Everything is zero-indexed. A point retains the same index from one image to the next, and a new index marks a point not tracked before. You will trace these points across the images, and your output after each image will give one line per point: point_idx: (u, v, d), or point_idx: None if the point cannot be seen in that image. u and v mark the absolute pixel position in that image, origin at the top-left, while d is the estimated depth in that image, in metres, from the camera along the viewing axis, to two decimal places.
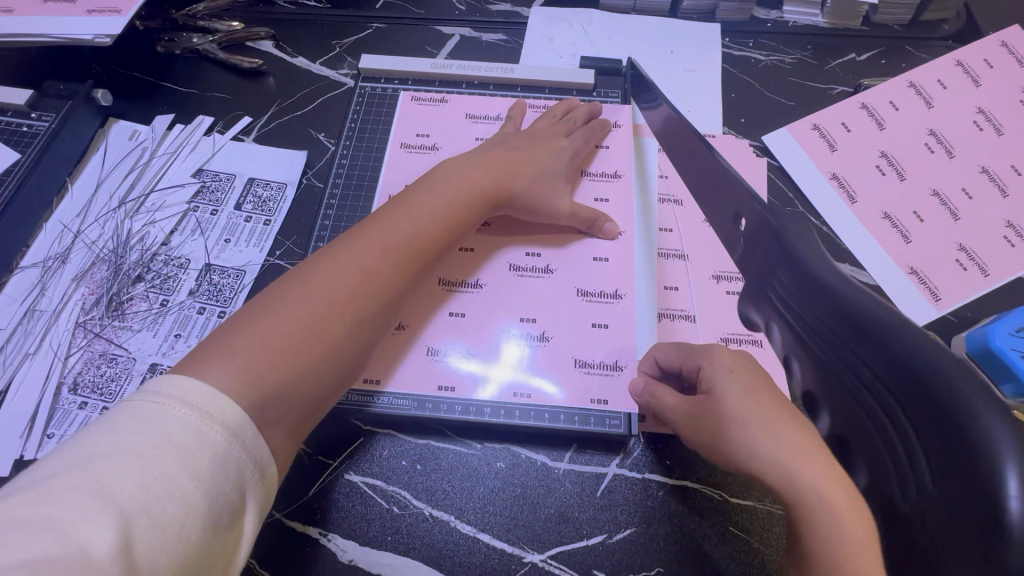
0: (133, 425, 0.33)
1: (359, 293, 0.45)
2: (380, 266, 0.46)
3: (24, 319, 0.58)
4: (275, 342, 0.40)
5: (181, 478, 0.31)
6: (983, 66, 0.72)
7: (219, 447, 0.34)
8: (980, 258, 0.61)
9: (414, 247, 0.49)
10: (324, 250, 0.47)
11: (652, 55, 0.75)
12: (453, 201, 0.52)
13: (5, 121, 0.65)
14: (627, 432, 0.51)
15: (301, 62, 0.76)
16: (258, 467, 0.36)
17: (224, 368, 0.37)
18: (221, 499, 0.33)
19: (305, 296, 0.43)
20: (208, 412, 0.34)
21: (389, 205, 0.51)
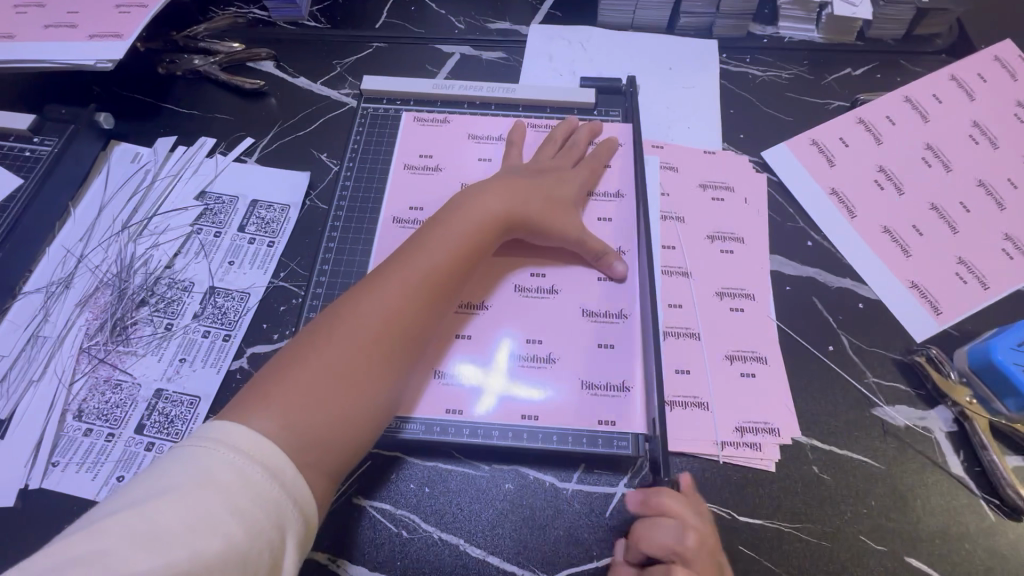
0: (183, 467, 0.37)
1: (384, 337, 0.46)
2: (401, 307, 0.48)
3: (28, 345, 0.58)
4: (309, 391, 0.43)
5: (223, 515, 0.35)
6: (977, 80, 0.73)
7: (259, 488, 0.37)
8: (979, 272, 0.61)
9: (432, 285, 0.50)
10: (350, 293, 0.49)
11: (650, 72, 0.76)
12: (464, 233, 0.53)
13: (7, 146, 0.65)
14: (636, 451, 0.52)
15: (303, 82, 0.76)
16: (295, 503, 0.38)
17: (266, 419, 0.41)
18: (261, 534, 0.35)
19: (334, 345, 0.45)
20: (250, 453, 0.38)
21: (406, 243, 0.53)
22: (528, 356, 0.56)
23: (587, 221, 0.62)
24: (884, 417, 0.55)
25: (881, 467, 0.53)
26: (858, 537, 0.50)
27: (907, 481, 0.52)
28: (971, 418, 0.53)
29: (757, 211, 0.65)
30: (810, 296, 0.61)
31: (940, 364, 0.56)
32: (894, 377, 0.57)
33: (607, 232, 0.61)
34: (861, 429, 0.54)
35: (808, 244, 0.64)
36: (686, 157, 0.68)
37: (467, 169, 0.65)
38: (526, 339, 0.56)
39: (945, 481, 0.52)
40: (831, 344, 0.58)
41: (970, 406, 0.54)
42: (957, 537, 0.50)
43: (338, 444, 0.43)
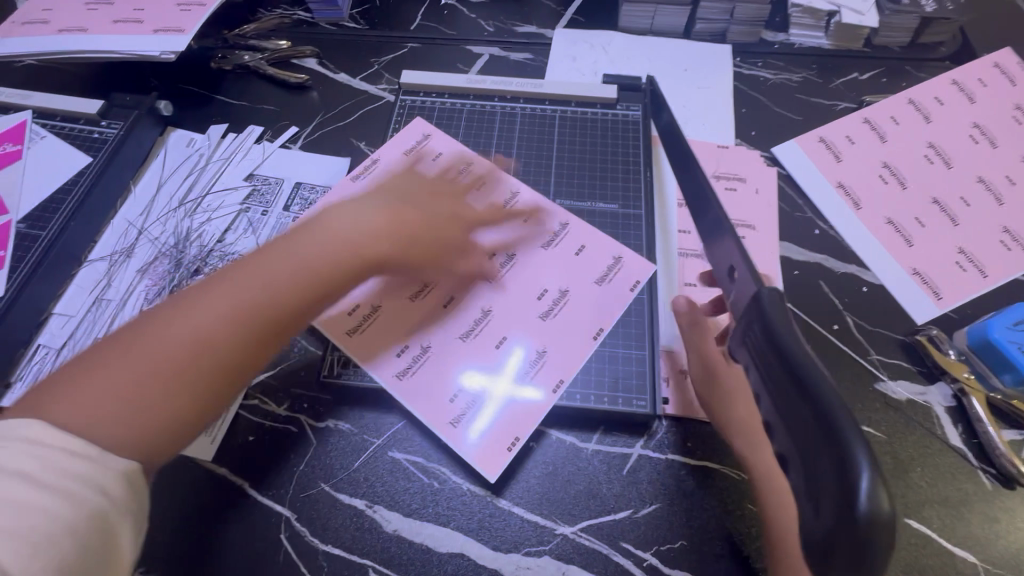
0: (29, 456, 0.37)
1: (202, 349, 0.44)
2: (222, 326, 0.45)
3: (93, 307, 0.63)
4: (89, 390, 0.41)
5: (41, 493, 0.35)
6: (978, 85, 0.77)
7: (72, 471, 0.37)
8: (978, 261, 0.65)
9: (286, 297, 0.48)
10: (181, 297, 0.47)
11: (668, 73, 0.81)
12: (344, 251, 0.51)
13: (77, 128, 0.71)
14: (652, 410, 0.56)
15: (343, 77, 0.82)
16: (116, 471, 0.39)
17: (66, 412, 0.40)
18: (90, 502, 0.37)
19: (143, 344, 0.43)
20: (39, 439, 0.38)
21: (280, 243, 0.51)
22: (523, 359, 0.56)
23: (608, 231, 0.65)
24: (886, 391, 0.58)
25: (883, 437, 0.56)
26: None
27: (908, 451, 0.55)
28: (969, 394, 0.57)
29: (768, 201, 0.70)
30: (817, 280, 0.65)
31: (939, 344, 0.59)
32: (897, 355, 0.60)
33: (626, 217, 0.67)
34: (864, 400, 0.58)
35: (816, 232, 0.68)
36: (701, 151, 0.73)
37: (505, 179, 0.66)
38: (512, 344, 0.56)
39: (943, 451, 0.55)
40: (836, 324, 0.62)
41: (968, 382, 0.57)
42: (955, 503, 0.53)
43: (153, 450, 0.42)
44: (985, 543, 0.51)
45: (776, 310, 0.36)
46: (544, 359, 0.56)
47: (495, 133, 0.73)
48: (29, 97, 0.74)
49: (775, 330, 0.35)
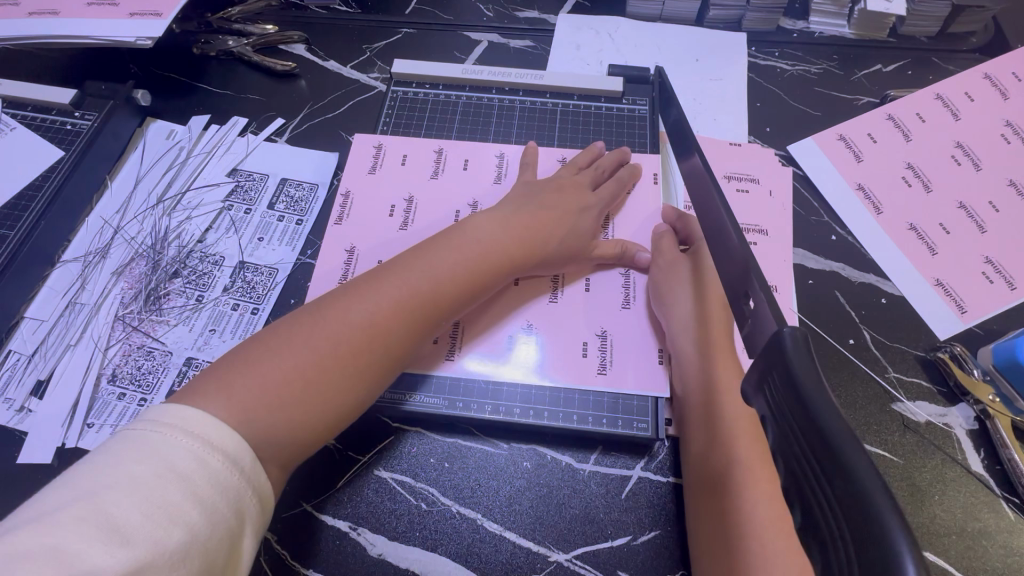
0: (147, 458, 0.36)
1: (368, 346, 0.46)
2: (387, 323, 0.47)
3: (66, 311, 0.60)
4: (265, 381, 0.42)
5: (190, 508, 0.35)
6: (1011, 79, 0.72)
7: (219, 474, 0.37)
8: (1006, 272, 0.61)
9: (440, 298, 0.50)
10: (342, 293, 0.49)
11: (678, 64, 0.76)
12: (500, 250, 0.54)
13: (49, 119, 0.67)
14: (654, 434, 0.53)
15: (333, 65, 0.77)
16: (255, 490, 0.39)
17: (223, 406, 0.40)
18: (223, 524, 0.36)
19: (316, 341, 0.45)
20: (210, 441, 0.38)
21: (421, 247, 0.53)
22: (593, 349, 0.56)
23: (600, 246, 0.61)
24: (904, 412, 0.55)
25: (899, 462, 0.53)
26: None
27: (925, 477, 0.52)
28: (992, 417, 0.53)
29: (782, 204, 0.65)
30: (833, 290, 0.61)
31: (963, 362, 0.56)
32: (917, 373, 0.57)
33: (629, 222, 0.62)
34: (880, 422, 0.54)
35: (833, 238, 0.64)
36: (713, 149, 0.68)
37: (483, 164, 0.65)
38: (583, 333, 0.56)
39: (963, 477, 0.52)
40: (851, 338, 0.58)
41: (993, 405, 0.53)
42: (975, 534, 0.50)
43: (296, 445, 0.43)
44: None
45: (802, 354, 0.31)
46: (610, 365, 0.55)
47: (492, 128, 0.68)
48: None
49: (796, 375, 0.30)
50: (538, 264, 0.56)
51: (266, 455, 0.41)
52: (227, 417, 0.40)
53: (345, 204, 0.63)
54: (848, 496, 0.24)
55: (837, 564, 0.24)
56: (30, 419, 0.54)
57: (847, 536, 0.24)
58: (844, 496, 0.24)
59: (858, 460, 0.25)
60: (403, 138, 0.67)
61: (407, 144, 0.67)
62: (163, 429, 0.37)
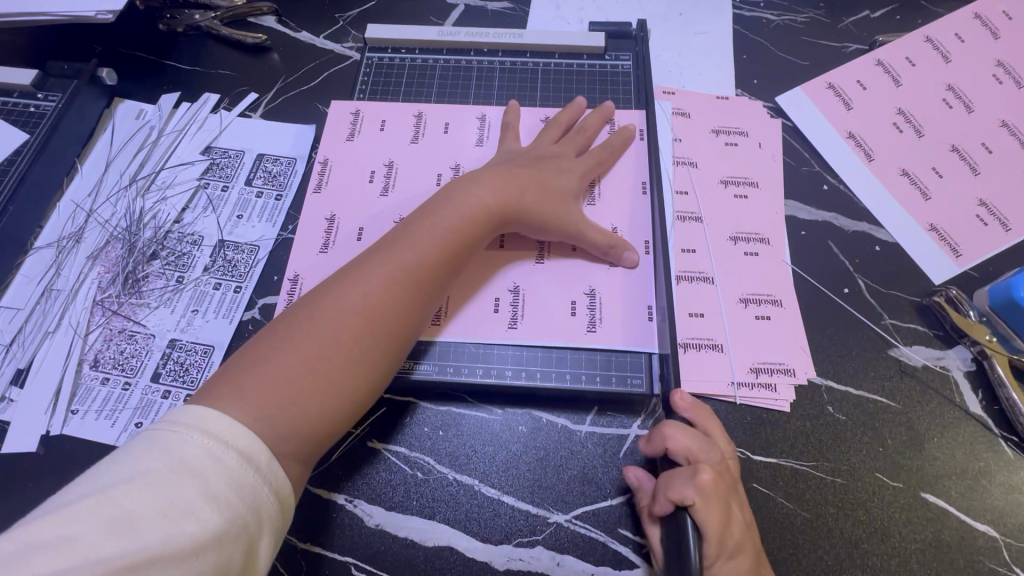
0: (163, 456, 0.36)
1: (369, 328, 0.45)
2: (384, 302, 0.46)
3: (42, 298, 0.58)
4: (275, 379, 0.41)
5: (202, 505, 0.35)
6: (1001, 18, 0.70)
7: (235, 473, 0.37)
8: (1000, 213, 0.60)
9: (434, 269, 0.49)
10: (333, 281, 0.47)
11: (660, 19, 0.74)
12: (479, 213, 0.52)
13: (11, 102, 0.65)
14: (649, 390, 0.52)
15: (305, 36, 0.75)
16: (272, 489, 0.38)
17: (238, 408, 0.39)
18: (237, 521, 0.36)
19: (318, 333, 0.44)
20: (223, 439, 0.37)
21: (404, 224, 0.51)
22: (580, 308, 0.55)
23: (586, 209, 0.59)
24: (901, 357, 0.54)
25: (897, 407, 0.52)
26: (874, 475, 0.50)
27: (923, 420, 0.52)
28: (989, 356, 0.53)
29: (773, 155, 0.64)
30: (825, 240, 0.60)
31: (959, 304, 0.55)
32: (913, 319, 0.56)
33: (616, 180, 0.60)
34: (878, 368, 0.54)
35: (824, 188, 0.63)
36: (700, 104, 0.67)
37: (464, 127, 0.63)
38: (571, 293, 0.55)
39: (962, 419, 0.52)
40: (846, 287, 0.58)
41: (989, 345, 0.53)
42: (975, 474, 0.49)
43: (315, 437, 0.42)
44: (1006, 514, 0.48)
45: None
46: (600, 322, 0.54)
47: (472, 91, 0.66)
48: None
49: None
50: (522, 225, 0.55)
51: (284, 450, 0.40)
52: (243, 418, 0.39)
53: (324, 171, 0.61)
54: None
55: None
56: (12, 409, 0.53)
57: None
58: None
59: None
60: (381, 103, 0.65)
61: (385, 109, 0.64)
62: (180, 429, 0.37)
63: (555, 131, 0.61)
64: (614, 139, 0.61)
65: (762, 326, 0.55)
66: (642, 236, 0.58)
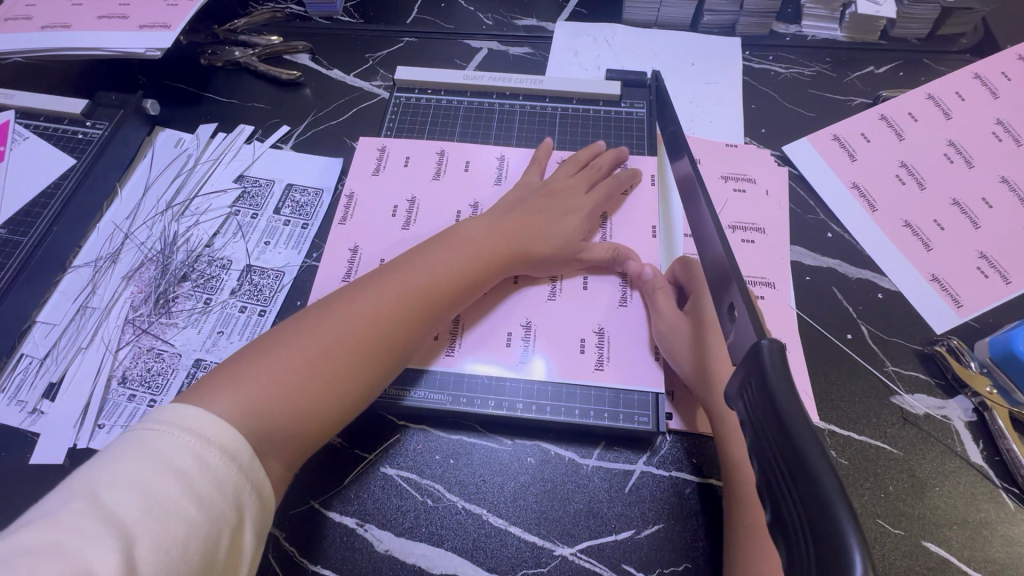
0: (143, 454, 0.36)
1: (368, 339, 0.48)
2: (388, 317, 0.49)
3: (77, 315, 0.61)
4: (271, 373, 0.44)
5: (187, 502, 0.35)
6: (1001, 78, 0.73)
7: (217, 470, 0.37)
8: (1002, 266, 0.61)
9: (440, 295, 0.52)
10: (344, 292, 0.50)
11: (674, 68, 0.78)
12: (495, 249, 0.56)
13: (61, 129, 0.69)
14: (655, 428, 0.53)
15: (337, 74, 0.79)
16: (253, 486, 0.39)
17: (228, 399, 0.41)
18: (221, 517, 0.36)
19: (321, 336, 0.46)
20: (206, 436, 0.38)
21: (419, 250, 0.55)
22: (589, 345, 0.57)
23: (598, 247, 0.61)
24: (902, 405, 0.56)
25: (899, 454, 0.53)
26: (876, 521, 0.50)
27: (924, 468, 0.53)
28: (990, 408, 0.54)
29: (779, 202, 0.67)
30: (830, 286, 0.62)
31: (960, 355, 0.56)
32: (914, 367, 0.57)
33: (627, 221, 0.63)
34: (879, 414, 0.55)
35: (828, 236, 0.65)
36: (708, 150, 0.70)
37: (484, 165, 0.67)
38: (582, 329, 0.58)
39: (963, 470, 0.52)
40: (849, 333, 0.59)
41: (990, 397, 0.54)
42: (977, 525, 0.50)
43: (297, 437, 0.44)
44: (1008, 567, 0.48)
45: (780, 367, 0.32)
46: (608, 361, 0.56)
47: (493, 132, 0.70)
48: (12, 98, 0.72)
49: (773, 388, 0.31)
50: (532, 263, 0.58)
51: (265, 447, 0.42)
52: (229, 412, 0.41)
53: (351, 203, 0.64)
54: (808, 496, 0.26)
55: (799, 557, 0.26)
56: (42, 421, 0.55)
57: (807, 529, 0.26)
58: (807, 498, 0.26)
59: (815, 457, 0.27)
60: (407, 140, 0.68)
61: (410, 147, 0.68)
62: (161, 427, 0.38)
63: (572, 170, 0.64)
64: (625, 181, 0.64)
65: None
66: None
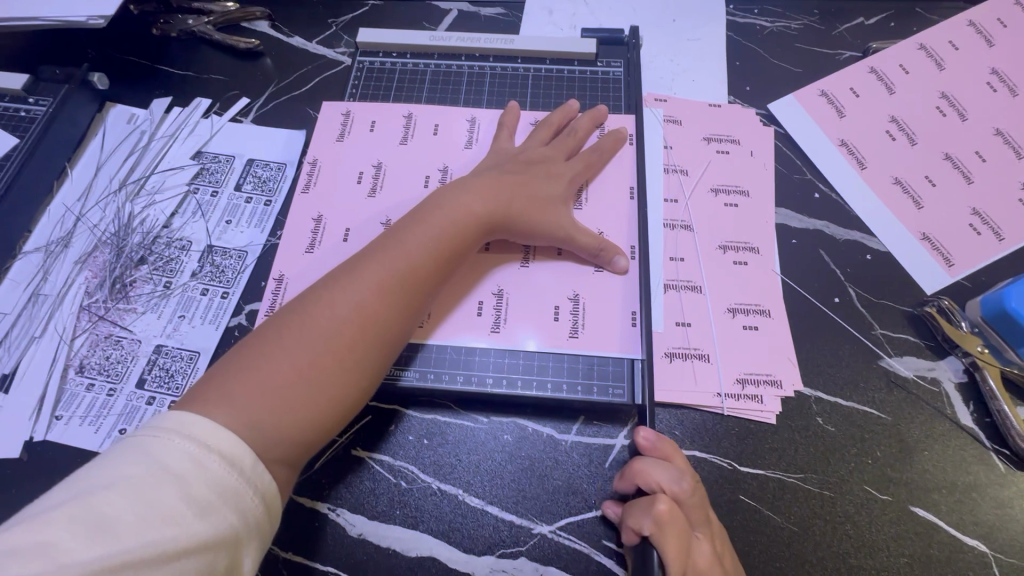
0: (142, 460, 0.36)
1: (361, 332, 0.45)
2: (375, 308, 0.46)
3: (29, 303, 0.58)
4: (264, 385, 0.41)
5: (184, 510, 0.34)
6: (996, 25, 0.70)
7: (217, 476, 0.36)
8: (994, 223, 0.59)
9: (427, 280, 0.49)
10: (322, 288, 0.47)
11: (654, 25, 0.74)
12: (468, 218, 0.52)
13: (2, 106, 0.65)
14: (632, 400, 0.51)
15: (297, 42, 0.74)
16: (257, 491, 0.38)
17: (224, 414, 0.39)
18: (221, 522, 0.35)
19: (309, 341, 0.43)
20: (204, 442, 0.37)
21: (394, 229, 0.51)
22: (564, 313, 0.55)
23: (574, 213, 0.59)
24: (889, 367, 0.54)
25: (887, 419, 0.52)
26: (862, 486, 0.49)
27: (914, 433, 0.51)
28: (981, 368, 0.52)
29: (764, 163, 0.64)
30: (817, 249, 0.59)
31: (951, 315, 0.54)
32: (903, 329, 0.55)
33: (604, 185, 0.60)
34: (866, 379, 0.53)
35: (815, 197, 0.62)
36: (690, 110, 0.66)
37: (454, 130, 0.63)
38: (556, 297, 0.55)
39: (953, 432, 0.51)
40: (836, 297, 0.57)
41: (982, 356, 0.52)
42: (966, 488, 0.49)
43: (301, 443, 0.42)
44: (996, 530, 0.47)
45: None
46: (583, 329, 0.54)
47: (463, 96, 0.66)
48: None
49: None
50: (505, 231, 0.54)
51: (271, 457, 0.40)
52: (231, 423, 0.39)
53: (312, 171, 0.61)
54: None
55: None
56: None
57: None
58: None
59: None
60: (373, 106, 0.64)
61: (375, 115, 0.64)
62: (161, 433, 0.37)
63: (547, 133, 0.61)
64: (604, 144, 0.60)
65: (752, 336, 0.55)
66: (627, 240, 0.57)
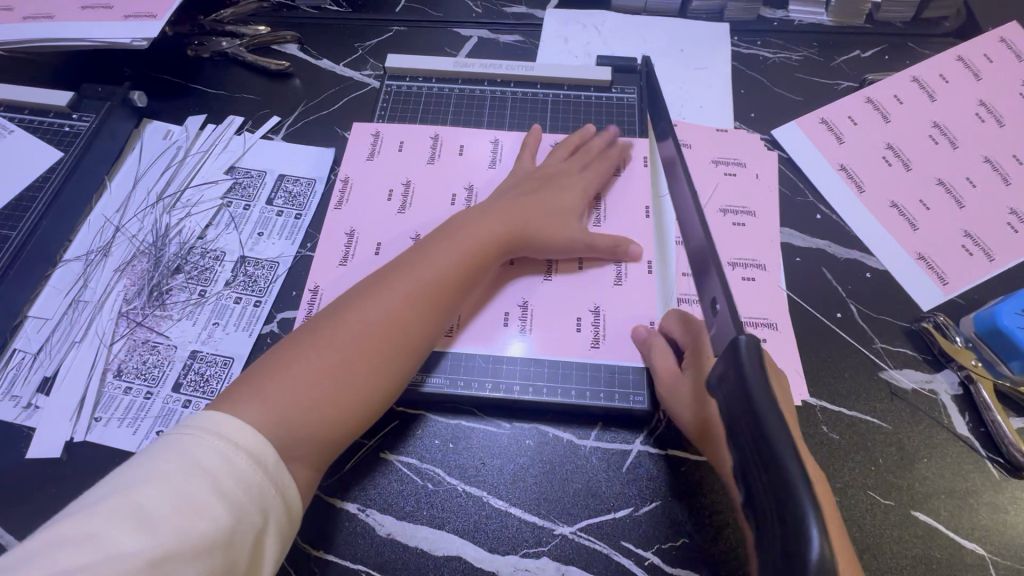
0: (174, 457, 0.37)
1: (388, 340, 0.48)
2: (403, 317, 0.49)
3: (69, 309, 0.60)
4: (296, 385, 0.44)
5: (215, 501, 0.36)
6: (984, 60, 0.75)
7: (245, 473, 0.38)
8: (985, 245, 0.63)
9: (451, 292, 0.52)
10: (353, 296, 0.50)
11: (664, 54, 0.78)
12: (494, 234, 0.55)
13: (46, 121, 0.68)
14: (650, 407, 0.54)
15: (326, 64, 0.78)
16: (279, 491, 0.40)
17: (260, 411, 0.42)
18: (247, 519, 0.37)
19: (340, 346, 0.46)
20: (234, 440, 0.39)
21: (420, 245, 0.54)
22: (585, 324, 0.58)
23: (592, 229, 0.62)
24: (891, 379, 0.57)
25: (889, 428, 0.55)
26: (864, 491, 0.52)
27: (913, 441, 0.54)
28: (975, 380, 0.55)
29: (769, 186, 0.67)
30: (820, 267, 0.63)
31: (946, 330, 0.58)
32: (903, 343, 0.59)
33: (619, 203, 0.64)
34: (869, 390, 0.56)
35: (817, 218, 0.66)
36: (699, 135, 0.70)
37: (477, 150, 0.67)
38: (577, 309, 0.58)
39: (950, 441, 0.54)
40: (839, 312, 0.60)
41: (976, 370, 0.56)
42: (964, 494, 0.52)
43: (327, 442, 0.44)
44: (993, 533, 0.50)
45: (755, 360, 0.36)
46: (603, 339, 0.57)
47: (485, 118, 0.70)
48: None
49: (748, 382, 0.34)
50: (527, 246, 0.57)
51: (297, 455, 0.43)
52: (264, 421, 0.42)
53: (344, 189, 0.64)
54: (777, 484, 0.30)
55: (769, 538, 0.30)
56: (36, 416, 0.55)
57: (777, 515, 0.30)
58: (775, 487, 0.30)
59: (784, 449, 0.31)
60: (400, 127, 0.68)
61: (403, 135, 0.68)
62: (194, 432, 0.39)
63: (565, 154, 0.65)
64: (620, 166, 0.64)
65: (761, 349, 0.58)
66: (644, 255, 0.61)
